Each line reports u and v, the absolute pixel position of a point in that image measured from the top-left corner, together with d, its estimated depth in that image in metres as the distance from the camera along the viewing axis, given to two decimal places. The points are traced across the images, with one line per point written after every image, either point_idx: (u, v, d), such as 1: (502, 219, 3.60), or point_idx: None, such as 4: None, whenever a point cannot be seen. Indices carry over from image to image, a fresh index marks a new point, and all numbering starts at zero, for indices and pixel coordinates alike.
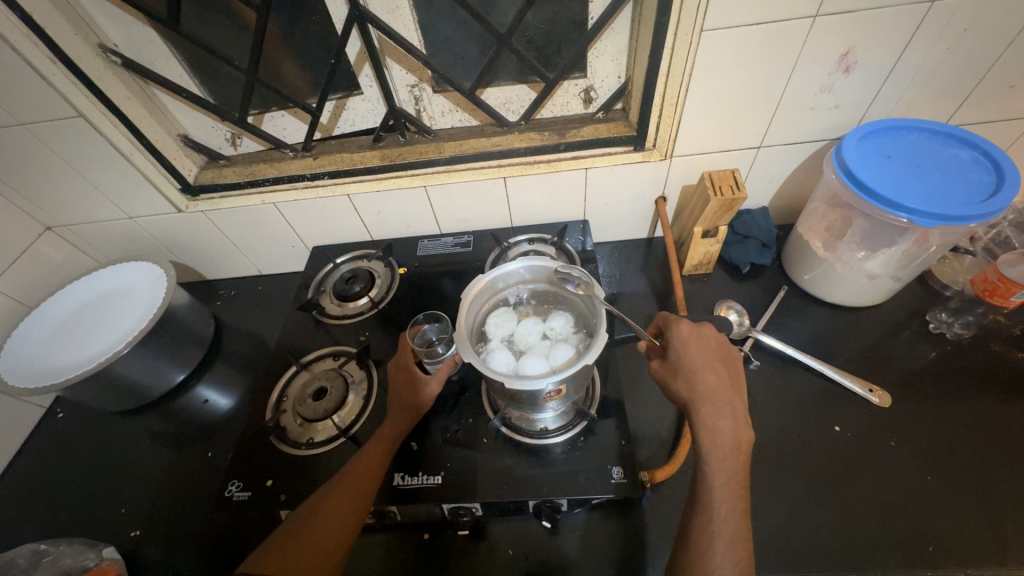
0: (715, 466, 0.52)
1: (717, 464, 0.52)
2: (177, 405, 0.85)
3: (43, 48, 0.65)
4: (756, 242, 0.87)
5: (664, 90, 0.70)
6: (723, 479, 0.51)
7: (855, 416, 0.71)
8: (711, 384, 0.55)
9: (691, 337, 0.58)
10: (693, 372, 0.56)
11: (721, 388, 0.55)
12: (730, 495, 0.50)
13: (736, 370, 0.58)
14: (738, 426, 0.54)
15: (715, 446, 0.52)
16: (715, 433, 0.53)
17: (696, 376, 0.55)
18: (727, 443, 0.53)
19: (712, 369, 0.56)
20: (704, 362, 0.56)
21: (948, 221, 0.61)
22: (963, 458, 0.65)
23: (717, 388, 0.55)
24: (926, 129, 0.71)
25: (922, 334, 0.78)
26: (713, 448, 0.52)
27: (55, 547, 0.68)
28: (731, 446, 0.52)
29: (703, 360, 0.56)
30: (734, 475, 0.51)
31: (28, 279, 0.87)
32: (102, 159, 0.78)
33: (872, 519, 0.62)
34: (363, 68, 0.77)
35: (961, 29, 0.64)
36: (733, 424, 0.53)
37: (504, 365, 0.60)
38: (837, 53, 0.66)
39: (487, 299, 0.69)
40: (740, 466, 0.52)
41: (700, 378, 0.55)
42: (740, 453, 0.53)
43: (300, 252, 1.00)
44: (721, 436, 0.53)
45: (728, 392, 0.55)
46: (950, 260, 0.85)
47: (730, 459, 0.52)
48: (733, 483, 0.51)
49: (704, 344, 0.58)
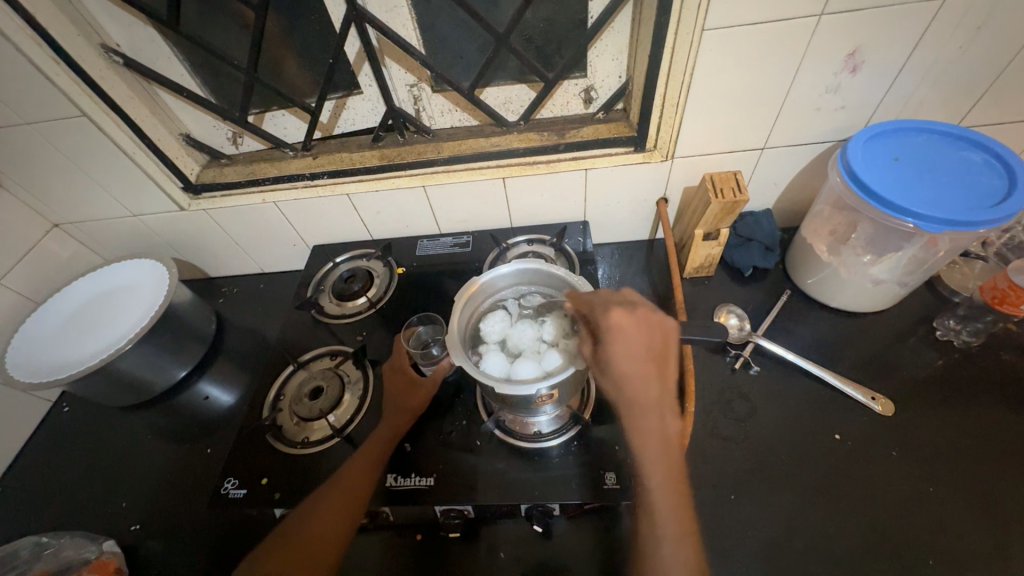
0: (650, 467, 0.52)
1: (651, 463, 0.53)
2: (178, 401, 0.87)
3: (47, 49, 0.66)
4: (760, 245, 0.85)
5: (665, 90, 0.69)
6: (658, 479, 0.52)
7: (858, 424, 0.69)
8: (638, 381, 0.55)
9: (622, 329, 0.55)
10: (622, 369, 0.55)
11: (648, 384, 0.55)
12: (670, 495, 0.51)
13: (667, 357, 0.56)
14: (667, 421, 0.54)
15: (647, 447, 0.53)
16: (646, 435, 0.54)
17: (625, 376, 0.55)
18: (657, 441, 0.54)
19: (641, 363, 0.55)
20: (634, 356, 0.55)
21: (956, 227, 0.59)
22: (969, 470, 0.64)
23: (642, 386, 0.55)
24: (936, 130, 0.69)
25: (929, 341, 0.77)
26: (644, 448, 0.54)
27: (56, 539, 0.70)
28: (662, 443, 0.53)
29: (630, 356, 0.55)
30: (670, 471, 0.52)
31: (34, 275, 0.89)
32: (105, 158, 0.79)
33: (870, 530, 0.61)
34: (362, 67, 0.77)
35: (974, 28, 0.62)
36: (661, 420, 0.54)
37: (495, 368, 0.60)
38: (844, 51, 0.64)
39: (479, 302, 0.69)
40: (673, 461, 0.53)
41: (628, 375, 0.55)
42: (671, 448, 0.54)
43: (301, 251, 1.01)
44: (652, 435, 0.54)
45: (656, 387, 0.55)
46: (959, 265, 0.83)
47: (663, 457, 0.53)
48: (669, 480, 0.52)
49: (637, 333, 0.55)
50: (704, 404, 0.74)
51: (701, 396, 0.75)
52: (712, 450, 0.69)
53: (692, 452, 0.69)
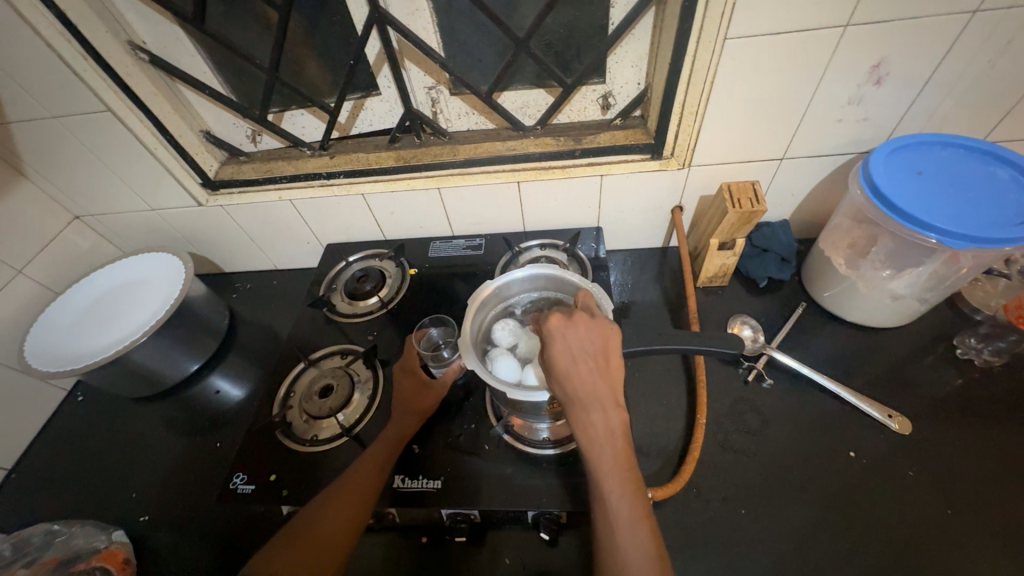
0: (596, 461, 0.49)
1: (597, 457, 0.49)
2: (190, 394, 0.87)
3: (76, 45, 0.67)
4: (775, 256, 0.84)
5: (684, 97, 0.69)
6: (606, 470, 0.48)
7: (873, 442, 0.68)
8: (576, 379, 0.50)
9: (560, 330, 0.52)
10: (563, 370, 0.51)
11: (587, 380, 0.50)
12: (622, 484, 0.48)
13: (606, 353, 0.52)
14: (609, 413, 0.50)
15: (592, 442, 0.49)
16: (588, 429, 0.50)
17: (564, 377, 0.51)
18: (601, 434, 0.49)
19: (580, 362, 0.51)
20: (575, 355, 0.51)
21: (982, 244, 0.58)
22: (987, 494, 0.62)
23: (581, 382, 0.50)
24: (961, 145, 0.68)
25: (948, 359, 0.75)
26: (588, 442, 0.49)
27: (68, 527, 0.71)
28: (607, 434, 0.49)
29: (565, 356, 0.51)
30: (618, 460, 0.48)
31: (54, 265, 0.90)
32: (128, 153, 0.80)
33: (884, 552, 0.59)
34: (381, 69, 0.78)
35: (1004, 42, 0.61)
36: (604, 412, 0.50)
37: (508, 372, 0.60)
38: (869, 63, 0.63)
39: (493, 307, 0.70)
40: (620, 450, 0.49)
41: (567, 376, 0.51)
42: (616, 437, 0.49)
43: (315, 248, 1.02)
44: (594, 428, 0.49)
45: (596, 381, 0.50)
46: (982, 283, 0.81)
47: (609, 447, 0.49)
48: (618, 470, 0.48)
49: (575, 333, 0.52)
50: (716, 416, 0.73)
51: (713, 407, 0.74)
52: (723, 463, 0.68)
53: (702, 464, 0.68)
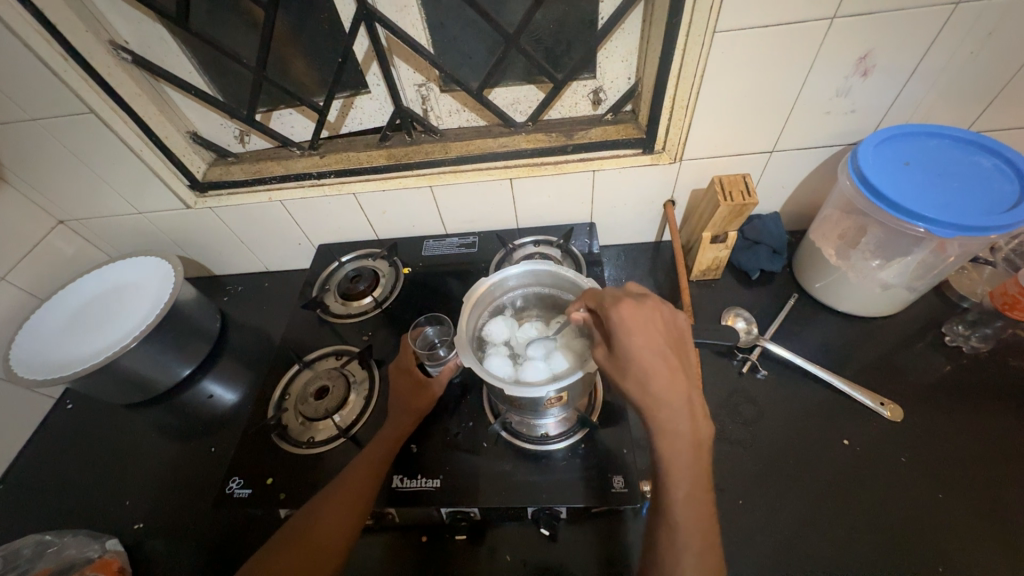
0: (679, 478, 0.47)
1: (682, 473, 0.47)
2: (182, 399, 0.86)
3: (55, 45, 0.66)
4: (767, 248, 0.85)
5: (675, 92, 0.69)
6: (685, 490, 0.47)
7: (865, 429, 0.69)
8: (664, 378, 0.48)
9: (638, 323, 0.50)
10: (648, 368, 0.48)
11: (674, 381, 0.48)
12: (696, 506, 0.47)
13: (685, 352, 0.51)
14: (697, 422, 0.48)
15: (678, 454, 0.47)
16: (675, 440, 0.47)
17: (650, 375, 0.48)
18: (687, 447, 0.48)
19: (666, 359, 0.49)
20: (656, 351, 0.49)
21: (967, 232, 0.59)
22: (978, 477, 0.63)
23: (670, 383, 0.48)
24: (947, 135, 0.69)
25: (937, 346, 0.76)
26: (673, 454, 0.47)
27: (60, 538, 0.70)
28: (693, 449, 0.48)
29: (651, 350, 0.49)
30: (698, 480, 0.48)
31: (38, 271, 0.88)
32: (112, 155, 0.79)
33: (880, 537, 0.60)
34: (370, 66, 0.77)
35: (986, 34, 0.62)
36: (692, 424, 0.48)
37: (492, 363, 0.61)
38: (855, 55, 0.64)
39: (503, 288, 0.70)
40: (702, 468, 0.48)
41: (654, 374, 0.48)
42: (701, 454, 0.48)
43: (306, 250, 1.01)
44: (682, 440, 0.47)
45: (684, 383, 0.49)
46: (968, 270, 0.83)
47: (693, 465, 0.48)
48: (697, 491, 0.47)
49: (653, 326, 0.50)
50: (712, 407, 0.73)
51: (709, 399, 0.74)
52: (719, 455, 0.69)
53: None
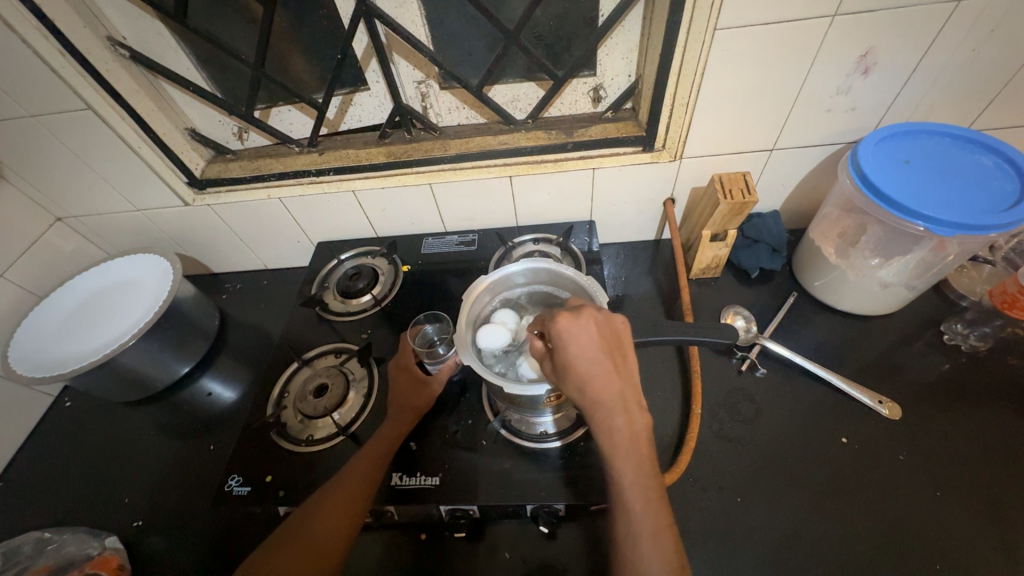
0: (620, 466, 0.49)
1: (621, 462, 0.49)
2: (181, 397, 0.86)
3: (52, 41, 0.65)
4: (766, 246, 0.85)
5: (675, 89, 0.69)
6: (629, 476, 0.48)
7: (865, 427, 0.69)
8: (599, 380, 0.50)
9: (572, 331, 0.51)
10: (583, 373, 0.50)
11: (609, 381, 0.50)
12: (643, 489, 0.48)
13: (623, 351, 0.53)
14: (632, 414, 0.50)
15: (616, 447, 0.49)
16: (611, 434, 0.49)
17: (585, 378, 0.50)
18: (626, 437, 0.49)
19: (600, 362, 0.50)
20: (591, 356, 0.50)
21: (969, 230, 0.59)
22: (975, 475, 0.64)
23: (605, 384, 0.50)
24: (947, 133, 0.69)
25: (936, 345, 0.76)
26: (612, 446, 0.49)
27: (59, 535, 0.70)
28: (630, 438, 0.49)
29: (586, 358, 0.50)
30: (642, 468, 0.48)
31: (37, 269, 0.88)
32: (109, 151, 0.78)
33: (878, 534, 0.61)
34: (369, 63, 0.77)
35: (987, 31, 0.61)
36: (627, 415, 0.50)
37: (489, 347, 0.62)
38: (857, 53, 0.64)
39: (479, 300, 0.68)
40: (643, 456, 0.49)
41: (590, 377, 0.50)
42: (641, 442, 0.50)
43: (305, 247, 1.00)
44: (618, 434, 0.49)
45: (618, 382, 0.50)
46: (967, 269, 0.83)
47: (633, 452, 0.49)
48: (642, 477, 0.48)
49: (588, 332, 0.51)
50: (711, 405, 0.74)
51: (708, 397, 0.74)
52: (718, 452, 0.69)
53: (697, 453, 0.69)
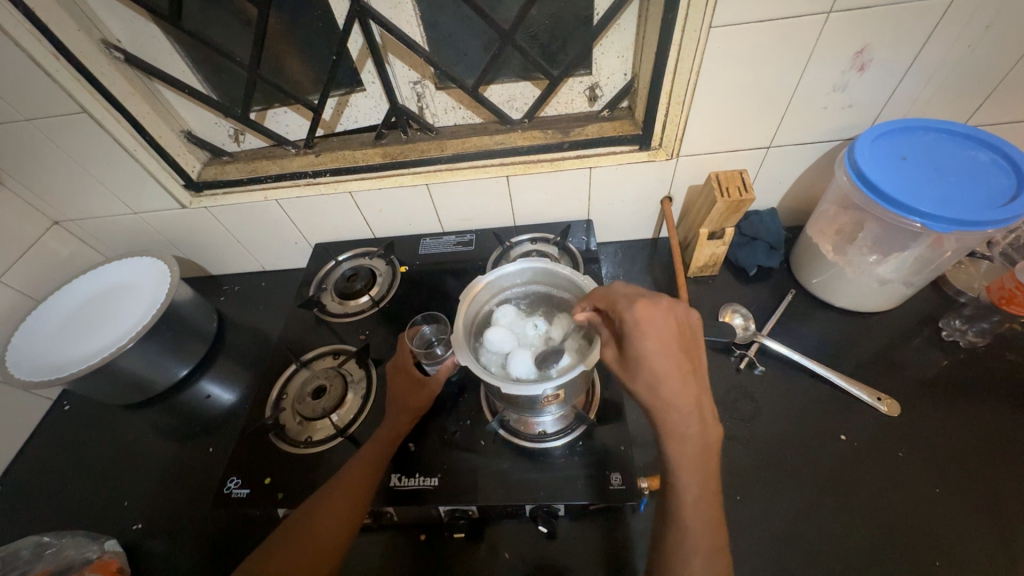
0: (687, 480, 0.47)
1: (688, 476, 0.47)
2: (180, 400, 0.86)
3: (46, 45, 0.65)
4: (764, 244, 0.85)
5: (671, 87, 0.68)
6: (694, 491, 0.47)
7: (863, 425, 0.69)
8: (674, 382, 0.48)
9: (649, 326, 0.49)
10: (657, 373, 0.48)
11: (684, 385, 0.48)
12: (703, 506, 0.48)
13: (697, 354, 0.51)
14: (704, 424, 0.48)
15: (684, 457, 0.47)
16: (683, 442, 0.48)
17: (661, 377, 0.48)
18: (695, 448, 0.48)
19: (675, 363, 0.48)
20: (666, 355, 0.48)
21: (964, 226, 0.59)
22: (975, 471, 0.64)
23: (681, 388, 0.48)
24: (943, 129, 0.69)
25: (934, 341, 0.76)
26: (681, 456, 0.47)
27: (58, 539, 0.69)
28: (701, 449, 0.48)
29: (665, 356, 0.48)
30: (706, 482, 0.48)
31: (34, 273, 0.88)
32: (105, 155, 0.78)
33: (878, 531, 0.61)
34: (365, 64, 0.76)
35: (982, 28, 0.61)
36: (700, 427, 0.48)
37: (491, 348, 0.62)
38: (852, 50, 0.64)
39: (484, 300, 0.69)
40: (710, 469, 0.48)
41: (663, 376, 0.48)
42: (709, 454, 0.48)
43: (303, 249, 1.00)
44: (689, 443, 0.48)
45: (694, 387, 0.48)
46: (965, 265, 0.83)
47: (701, 465, 0.48)
48: (705, 492, 0.48)
49: (664, 329, 0.49)
50: (709, 404, 0.74)
51: None
52: None
53: None
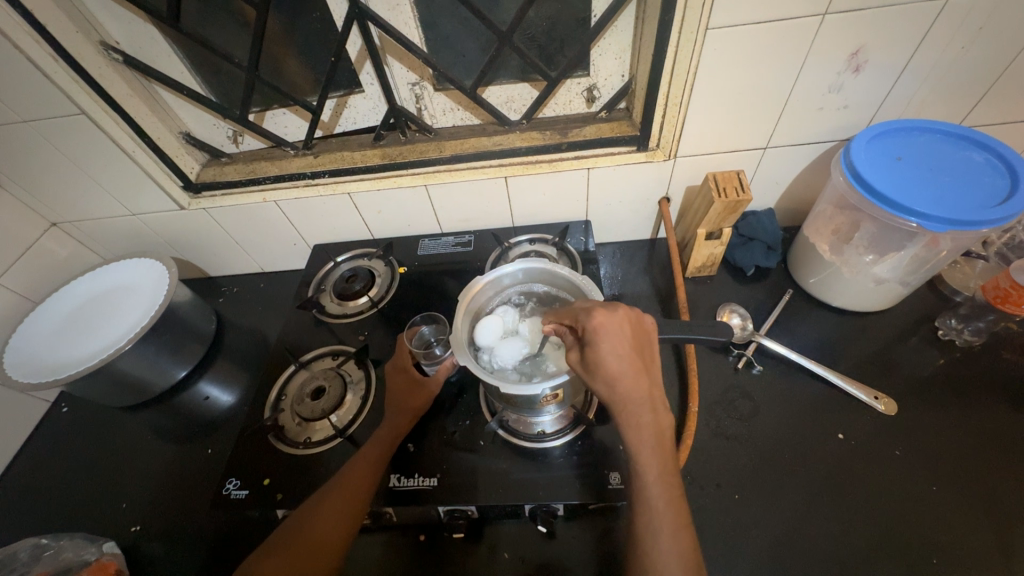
0: (646, 463, 0.49)
1: (647, 459, 0.49)
2: (178, 401, 0.86)
3: (45, 46, 0.65)
4: (762, 244, 0.85)
5: (668, 88, 0.69)
6: (653, 474, 0.49)
7: (861, 424, 0.69)
8: (629, 377, 0.50)
9: (605, 330, 0.51)
10: (613, 371, 0.49)
11: (639, 380, 0.50)
12: (666, 489, 0.49)
13: (650, 351, 0.53)
14: (659, 413, 0.50)
15: (641, 443, 0.49)
16: (639, 429, 0.50)
17: (617, 375, 0.49)
18: (653, 437, 0.50)
19: (629, 361, 0.50)
20: (621, 355, 0.50)
21: (958, 226, 0.60)
22: (971, 469, 0.64)
23: (635, 382, 0.50)
24: (938, 129, 0.69)
25: (931, 340, 0.77)
26: (638, 442, 0.49)
27: (57, 541, 0.69)
28: (656, 435, 0.50)
29: (619, 355, 0.50)
30: (665, 466, 0.49)
31: (32, 274, 0.88)
32: (104, 156, 0.78)
33: (876, 529, 0.61)
34: (364, 66, 0.77)
35: (975, 29, 0.62)
36: (654, 414, 0.50)
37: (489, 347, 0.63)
38: (847, 51, 0.64)
39: (481, 299, 0.69)
40: (667, 454, 0.50)
41: (619, 374, 0.50)
42: (665, 440, 0.50)
43: (301, 250, 1.00)
44: (645, 430, 0.49)
45: (647, 381, 0.51)
46: (961, 265, 0.83)
47: (659, 449, 0.49)
48: (665, 474, 0.49)
49: (620, 331, 0.51)
50: (707, 404, 0.74)
51: (704, 395, 0.75)
52: (715, 449, 0.69)
53: (695, 451, 0.69)
